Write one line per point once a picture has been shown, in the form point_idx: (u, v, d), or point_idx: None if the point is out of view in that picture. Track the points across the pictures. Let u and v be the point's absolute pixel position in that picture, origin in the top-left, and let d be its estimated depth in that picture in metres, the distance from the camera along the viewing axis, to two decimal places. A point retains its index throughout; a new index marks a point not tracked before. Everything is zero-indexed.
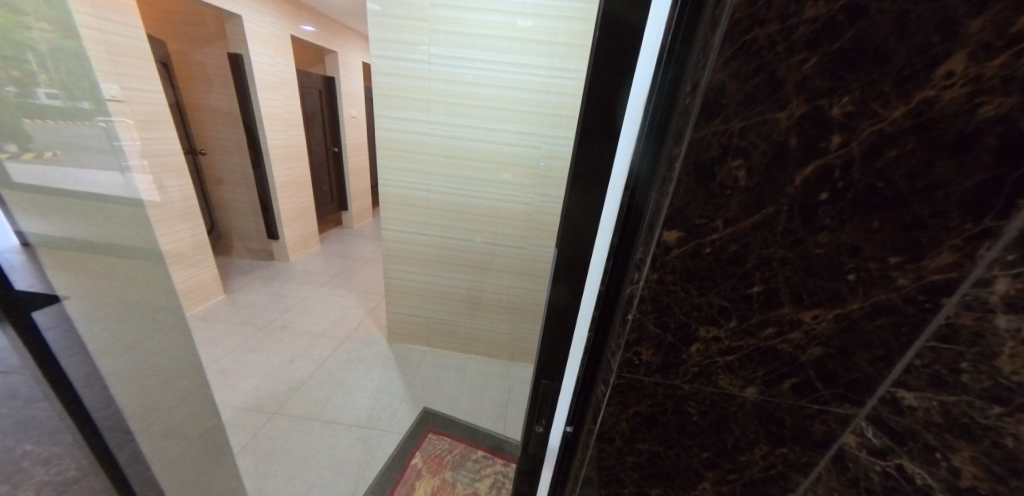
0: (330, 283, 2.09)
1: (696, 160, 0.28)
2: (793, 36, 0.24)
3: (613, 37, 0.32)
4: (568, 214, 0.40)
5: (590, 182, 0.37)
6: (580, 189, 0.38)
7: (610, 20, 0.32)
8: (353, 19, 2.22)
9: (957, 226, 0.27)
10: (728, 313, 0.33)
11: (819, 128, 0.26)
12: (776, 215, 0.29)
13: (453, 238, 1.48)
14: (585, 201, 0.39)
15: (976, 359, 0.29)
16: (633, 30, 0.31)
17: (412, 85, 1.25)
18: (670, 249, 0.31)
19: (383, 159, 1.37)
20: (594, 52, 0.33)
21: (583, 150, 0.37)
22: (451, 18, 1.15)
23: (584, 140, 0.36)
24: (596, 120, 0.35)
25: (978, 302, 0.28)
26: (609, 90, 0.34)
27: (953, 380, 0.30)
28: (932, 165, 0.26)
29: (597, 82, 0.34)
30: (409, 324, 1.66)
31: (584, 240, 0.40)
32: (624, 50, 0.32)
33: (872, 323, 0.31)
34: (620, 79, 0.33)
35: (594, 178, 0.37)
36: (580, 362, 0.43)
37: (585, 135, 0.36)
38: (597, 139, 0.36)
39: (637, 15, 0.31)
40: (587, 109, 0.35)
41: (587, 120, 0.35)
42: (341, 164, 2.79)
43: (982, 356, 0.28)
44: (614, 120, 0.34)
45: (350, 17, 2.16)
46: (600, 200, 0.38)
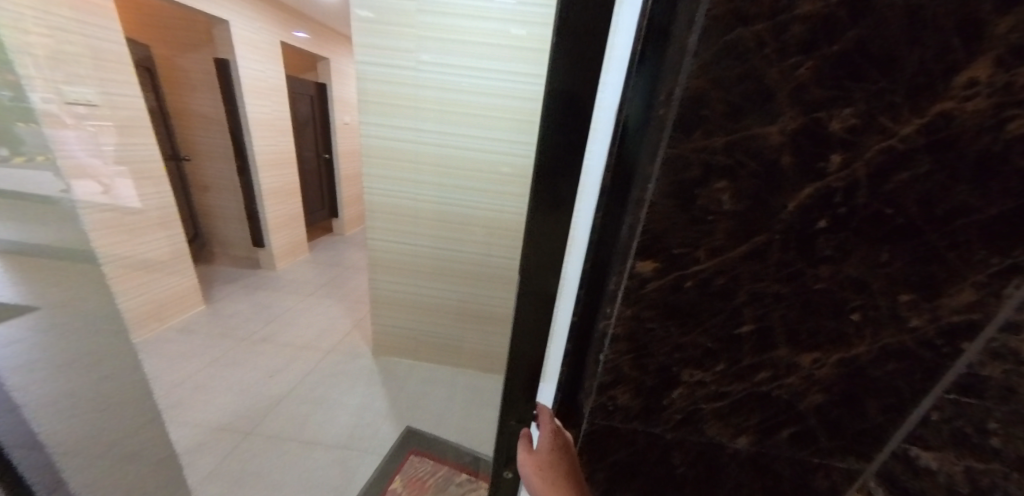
0: (317, 292, 2.03)
1: (674, 180, 0.24)
2: (785, 36, 0.20)
3: (578, 17, 0.24)
4: (529, 243, 0.32)
5: (553, 205, 0.30)
6: (542, 214, 0.31)
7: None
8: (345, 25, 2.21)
9: (981, 259, 0.23)
10: (716, 355, 0.28)
11: (818, 143, 0.22)
12: (768, 245, 0.25)
13: (442, 248, 1.44)
14: None
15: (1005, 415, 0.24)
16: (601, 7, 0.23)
17: (398, 92, 1.22)
18: (646, 282, 0.27)
19: (369, 168, 1.33)
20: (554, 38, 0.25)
21: (544, 166, 0.29)
22: (438, 24, 1.13)
23: (545, 153, 0.28)
24: (559, 127, 0.27)
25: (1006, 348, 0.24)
26: (574, 90, 0.26)
27: (977, 438, 0.26)
28: (949, 189, 0.22)
29: (558, 77, 0.26)
30: (396, 336, 1.61)
31: (548, 274, 0.33)
32: (591, 38, 0.25)
33: (882, 369, 0.27)
34: (588, 75, 0.25)
35: (558, 200, 0.30)
36: (553, 402, 0.38)
37: None
38: (560, 153, 0.28)
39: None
40: None
41: (548, 128, 0.27)
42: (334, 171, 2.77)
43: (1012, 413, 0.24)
44: None
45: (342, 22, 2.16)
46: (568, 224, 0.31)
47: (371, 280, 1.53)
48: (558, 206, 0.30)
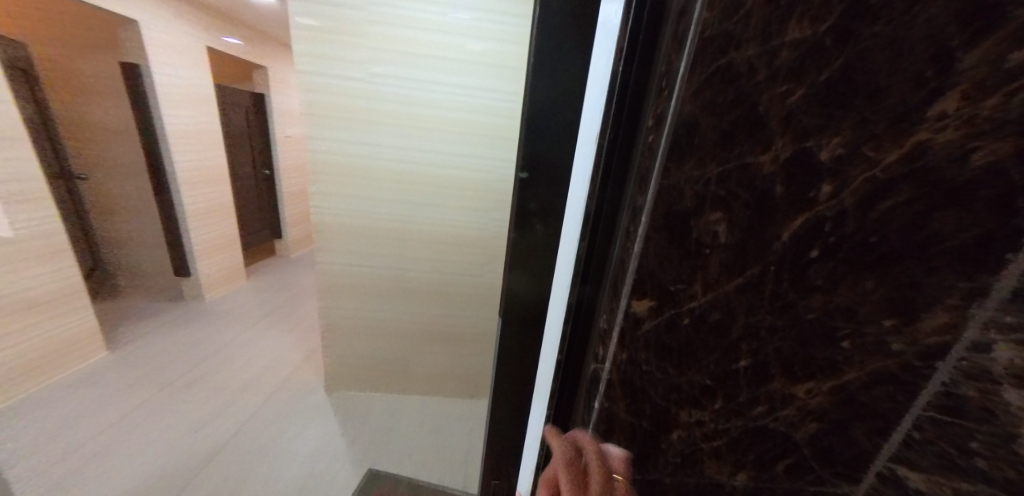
0: (259, 323, 1.81)
1: (668, 212, 0.22)
2: (776, 61, 0.19)
3: (568, 31, 0.24)
4: (514, 263, 0.31)
5: (540, 222, 0.29)
6: (536, 230, 0.30)
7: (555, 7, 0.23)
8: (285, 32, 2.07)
9: (950, 282, 0.23)
10: (714, 393, 0.27)
11: (807, 172, 0.21)
12: (762, 278, 0.23)
13: (403, 269, 1.35)
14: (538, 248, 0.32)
15: (982, 436, 0.24)
16: (580, 23, 0.23)
17: (351, 106, 1.14)
18: (640, 321, 0.25)
19: (318, 186, 1.22)
20: (533, 52, 0.24)
21: (526, 182, 0.28)
22: (387, 36, 1.07)
23: (528, 171, 0.27)
24: (542, 142, 0.27)
25: (974, 368, 0.24)
26: (558, 105, 0.25)
27: (960, 459, 0.25)
28: (930, 217, 0.22)
29: (540, 91, 0.25)
30: (355, 366, 1.48)
31: (533, 296, 0.32)
32: (574, 51, 0.24)
33: (870, 394, 0.28)
34: (570, 88, 0.25)
35: (545, 217, 0.29)
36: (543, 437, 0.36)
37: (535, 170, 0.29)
38: (545, 169, 0.27)
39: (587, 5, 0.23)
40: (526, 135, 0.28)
41: (531, 143, 0.27)
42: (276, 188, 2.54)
43: (989, 433, 0.24)
44: None
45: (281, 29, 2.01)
46: (555, 243, 0.30)
47: (323, 308, 1.39)
48: (545, 222, 0.29)
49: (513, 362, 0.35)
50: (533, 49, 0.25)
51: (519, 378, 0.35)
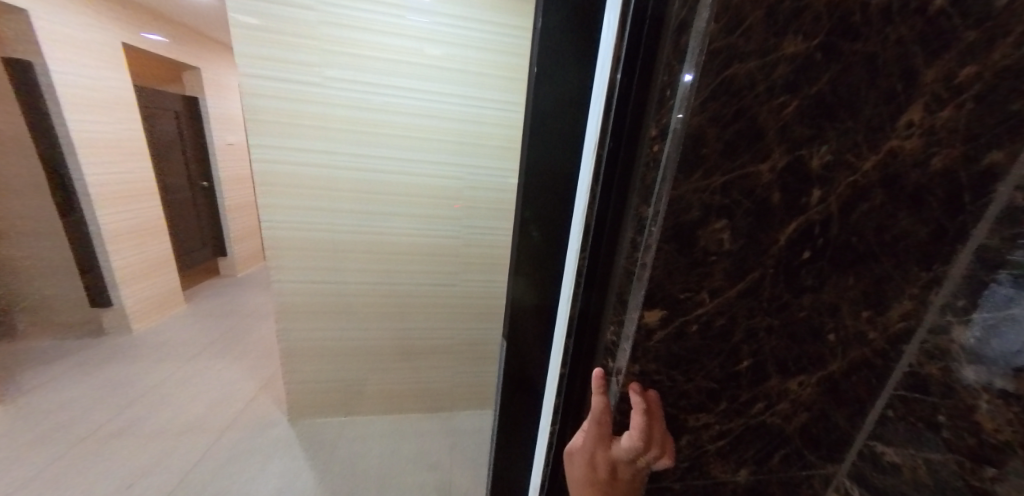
0: (201, 354, 1.61)
1: (676, 224, 0.22)
2: (774, 74, 0.20)
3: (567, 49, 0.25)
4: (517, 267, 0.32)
5: (542, 227, 0.30)
6: (536, 236, 0.30)
7: (555, 20, 0.25)
8: (219, 30, 1.90)
9: (915, 275, 0.27)
10: (718, 396, 0.27)
11: (800, 180, 0.22)
12: (760, 281, 0.24)
13: (370, 283, 1.28)
14: (540, 261, 0.31)
15: (948, 409, 0.27)
16: (579, 34, 0.25)
17: (303, 110, 1.05)
18: (651, 333, 0.24)
19: (266, 199, 1.11)
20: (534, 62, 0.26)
21: (529, 190, 0.29)
22: (341, 39, 1.01)
23: (530, 179, 0.29)
24: (543, 148, 0.28)
25: (934, 347, 0.27)
26: (558, 111, 0.27)
27: (932, 435, 0.28)
28: (897, 217, 0.25)
29: (541, 99, 0.27)
30: (320, 391, 1.37)
31: (536, 300, 0.32)
32: (574, 62, 0.26)
33: (850, 381, 0.30)
34: (571, 96, 0.26)
35: (547, 223, 0.30)
36: (548, 454, 0.35)
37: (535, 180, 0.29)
38: (547, 177, 0.28)
39: (585, 18, 0.25)
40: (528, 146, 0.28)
41: (534, 149, 0.28)
42: (215, 201, 2.29)
43: (953, 406, 0.27)
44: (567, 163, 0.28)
45: (215, 27, 1.85)
46: (557, 247, 0.30)
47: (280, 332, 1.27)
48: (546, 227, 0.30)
49: (517, 370, 0.35)
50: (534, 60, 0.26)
51: (529, 388, 0.36)
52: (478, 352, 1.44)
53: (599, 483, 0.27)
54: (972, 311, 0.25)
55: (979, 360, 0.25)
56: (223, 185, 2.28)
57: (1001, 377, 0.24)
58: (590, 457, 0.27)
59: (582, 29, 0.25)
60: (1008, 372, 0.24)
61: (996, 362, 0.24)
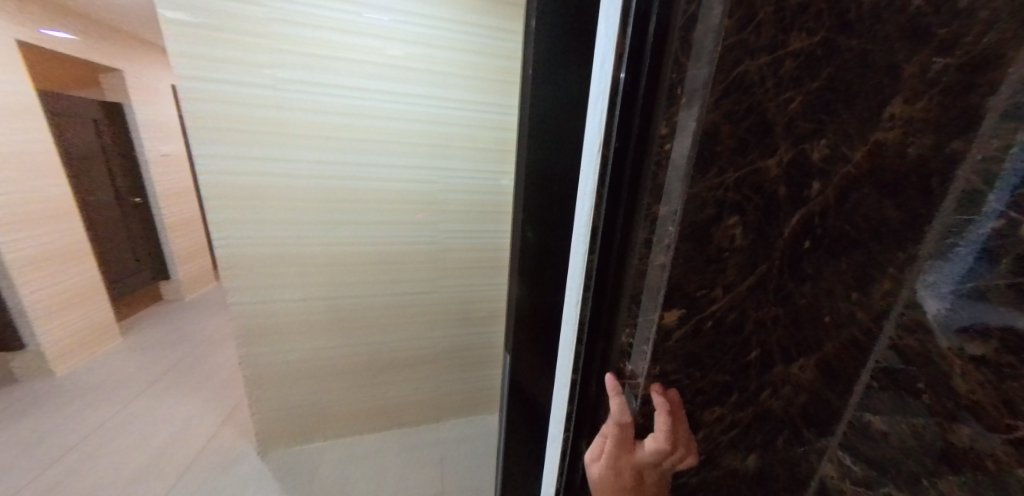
0: (147, 391, 1.43)
1: (692, 223, 0.22)
2: (781, 71, 0.20)
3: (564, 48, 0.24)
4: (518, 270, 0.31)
5: (542, 230, 0.29)
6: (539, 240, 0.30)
7: (549, 15, 0.24)
8: (147, 28, 1.71)
9: (893, 248, 0.27)
10: (730, 387, 0.28)
11: (803, 174, 0.23)
12: (769, 273, 0.25)
13: (343, 297, 1.21)
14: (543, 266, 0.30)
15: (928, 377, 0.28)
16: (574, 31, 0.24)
17: (256, 114, 0.96)
18: (670, 333, 0.24)
19: (217, 213, 1.00)
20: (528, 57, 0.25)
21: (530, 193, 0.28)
22: (295, 37, 0.94)
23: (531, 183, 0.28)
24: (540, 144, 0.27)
25: (910, 319, 0.28)
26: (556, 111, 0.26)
27: (916, 402, 0.29)
28: (882, 205, 0.27)
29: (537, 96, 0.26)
30: (294, 417, 1.27)
31: (540, 303, 0.32)
32: (573, 61, 0.25)
33: (839, 358, 0.32)
34: (569, 97, 0.26)
35: (550, 226, 0.29)
36: (563, 461, 0.35)
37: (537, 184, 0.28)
38: (549, 180, 0.28)
39: (580, 13, 0.24)
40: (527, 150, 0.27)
41: (532, 151, 0.27)
42: (152, 218, 2.06)
43: (932, 375, 0.27)
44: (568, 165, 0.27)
45: (140, 24, 1.65)
46: (560, 249, 0.30)
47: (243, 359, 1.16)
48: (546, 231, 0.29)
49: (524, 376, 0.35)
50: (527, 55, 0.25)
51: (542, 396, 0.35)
52: (463, 357, 1.41)
53: (624, 489, 0.26)
54: (944, 280, 0.25)
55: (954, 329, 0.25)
56: (161, 200, 2.05)
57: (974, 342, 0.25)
58: (612, 462, 0.26)
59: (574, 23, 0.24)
60: (982, 339, 0.24)
61: (970, 328, 0.25)
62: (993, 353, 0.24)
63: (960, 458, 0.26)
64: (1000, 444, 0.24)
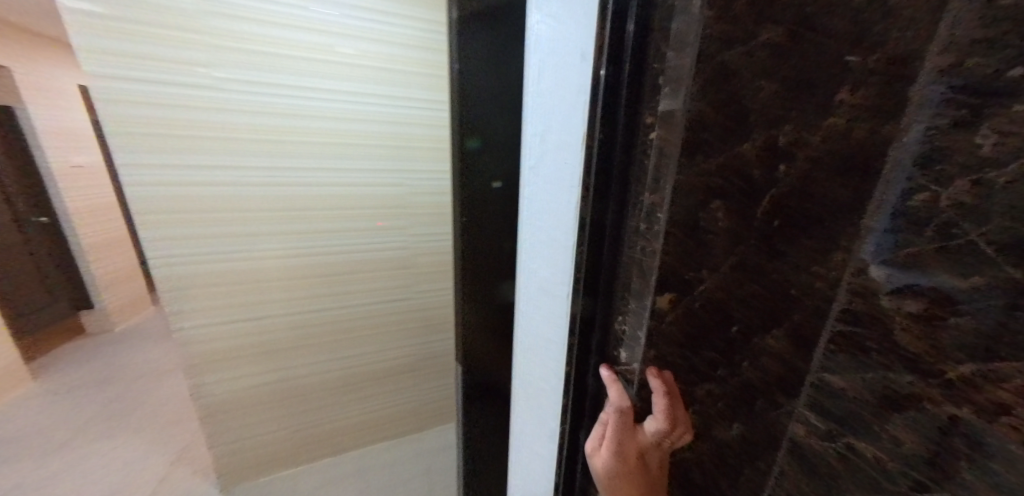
0: (75, 439, 1.25)
1: (683, 208, 0.22)
2: (755, 59, 0.21)
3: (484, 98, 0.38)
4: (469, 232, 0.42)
5: (482, 219, 0.42)
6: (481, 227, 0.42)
7: (471, 74, 0.36)
8: (42, 19, 1.46)
9: (843, 224, 0.30)
10: (718, 361, 0.30)
11: (775, 157, 0.25)
12: (747, 252, 0.27)
13: (309, 311, 1.14)
14: (485, 245, 0.43)
15: (875, 336, 0.32)
16: (493, 86, 0.38)
17: (194, 117, 0.86)
18: (665, 317, 0.25)
19: (153, 230, 0.89)
20: (461, 91, 0.37)
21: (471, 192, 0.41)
22: (236, 33, 0.85)
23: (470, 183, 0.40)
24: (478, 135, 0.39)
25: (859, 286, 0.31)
26: (484, 109, 0.38)
27: (868, 359, 0.33)
28: (831, 181, 0.29)
29: (471, 118, 0.38)
30: (263, 445, 1.18)
31: (489, 273, 0.44)
32: (494, 107, 0.39)
33: (800, 324, 0.35)
34: (494, 129, 0.40)
35: (487, 217, 0.43)
36: (562, 451, 0.35)
37: (473, 186, 0.41)
38: (481, 185, 0.41)
39: (499, 79, 0.38)
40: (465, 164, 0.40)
41: (471, 163, 0.40)
42: (66, 239, 1.79)
43: (877, 333, 0.32)
44: (494, 178, 0.42)
45: (33, 15, 1.41)
46: (494, 232, 0.43)
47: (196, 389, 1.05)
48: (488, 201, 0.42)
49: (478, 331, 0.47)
50: (460, 87, 0.37)
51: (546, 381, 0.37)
52: (441, 363, 1.41)
53: (631, 471, 0.27)
54: (884, 249, 0.30)
55: (894, 292, 0.30)
56: (74, 218, 1.78)
57: (909, 301, 0.30)
58: (619, 445, 0.27)
59: (493, 81, 0.38)
60: (917, 296, 0.29)
61: (907, 289, 0.29)
62: (928, 307, 0.29)
63: (902, 401, 0.31)
64: (934, 385, 0.29)
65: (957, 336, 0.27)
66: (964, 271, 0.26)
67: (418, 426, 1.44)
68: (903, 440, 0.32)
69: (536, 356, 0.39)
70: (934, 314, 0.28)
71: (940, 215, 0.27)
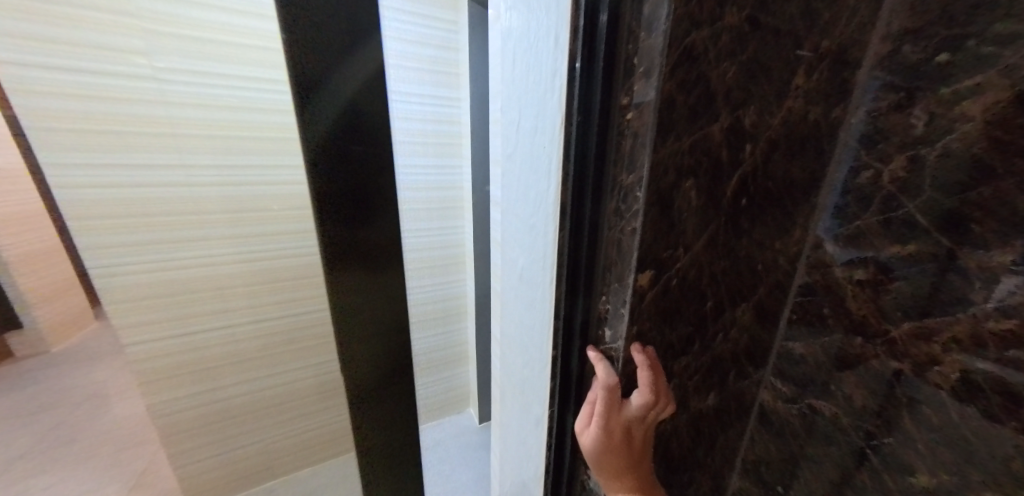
0: (11, 471, 1.12)
1: (658, 189, 0.23)
2: (719, 42, 0.22)
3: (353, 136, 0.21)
4: (365, 374, 0.26)
5: (381, 337, 0.26)
6: (388, 351, 0.27)
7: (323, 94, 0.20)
8: None
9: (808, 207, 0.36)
10: (693, 336, 0.32)
11: (739, 138, 0.26)
12: (717, 230, 0.28)
13: (278, 318, 1.07)
14: (392, 364, 0.28)
15: (830, 302, 0.36)
16: (359, 100, 0.21)
17: (126, 111, 0.76)
18: (644, 295, 0.26)
19: (90, 237, 0.80)
20: (307, 124, 0.19)
21: (354, 299, 0.24)
22: (190, 21, 0.75)
23: (352, 295, 0.24)
24: (346, 200, 0.22)
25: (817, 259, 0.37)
26: (352, 139, 0.21)
27: (824, 324, 0.37)
28: (789, 162, 0.31)
29: (337, 166, 0.21)
30: (241, 457, 1.15)
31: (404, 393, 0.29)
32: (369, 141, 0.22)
33: (766, 299, 0.37)
34: (369, 184, 0.23)
35: (389, 330, 0.27)
36: (549, 433, 0.36)
37: (354, 287, 0.24)
38: (371, 280, 0.25)
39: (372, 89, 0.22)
40: (335, 258, 0.23)
41: (349, 255, 0.23)
42: None
43: (831, 300, 0.36)
44: (377, 263, 0.25)
45: None
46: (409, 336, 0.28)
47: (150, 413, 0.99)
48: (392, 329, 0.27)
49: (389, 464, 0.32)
50: (304, 121, 0.19)
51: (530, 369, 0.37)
52: None
53: (617, 446, 0.28)
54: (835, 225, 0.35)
55: (843, 262, 0.35)
56: None
57: (857, 271, 0.34)
58: (605, 423, 0.27)
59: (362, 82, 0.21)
60: (864, 265, 0.34)
61: (853, 259, 0.34)
62: (872, 272, 0.33)
63: (852, 359, 0.36)
64: (878, 342, 0.34)
65: (894, 296, 0.32)
66: (901, 240, 0.31)
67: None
68: (854, 396, 0.36)
69: (521, 345, 0.39)
70: (877, 277, 0.33)
71: (883, 191, 0.32)
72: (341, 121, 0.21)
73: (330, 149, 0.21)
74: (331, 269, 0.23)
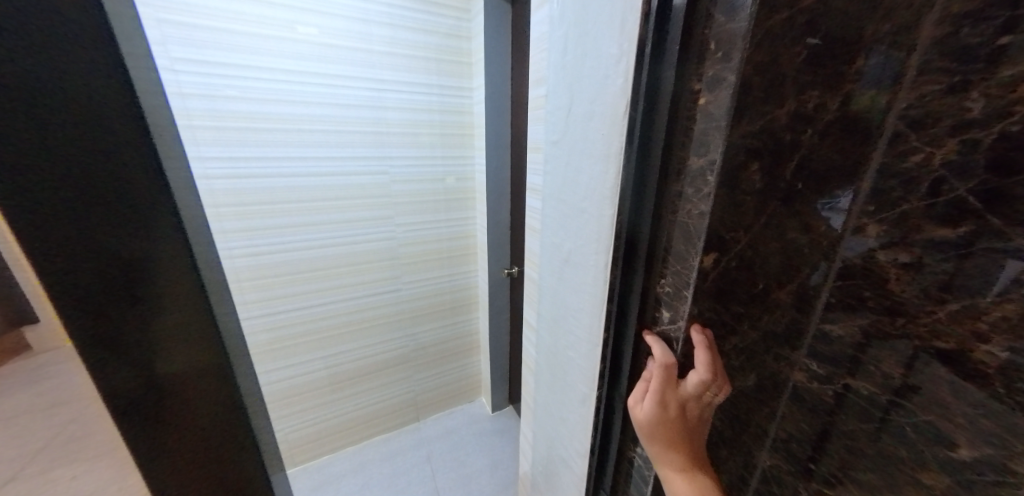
0: None
1: (728, 171, 0.24)
2: (793, 26, 0.23)
3: (89, 208, 0.23)
4: (154, 437, 0.28)
5: (158, 393, 0.28)
6: (173, 408, 0.29)
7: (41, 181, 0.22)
8: None
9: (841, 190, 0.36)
10: (742, 318, 0.33)
11: (800, 121, 0.26)
12: (772, 213, 0.29)
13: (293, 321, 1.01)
14: (202, 413, 0.30)
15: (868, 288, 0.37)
16: (88, 175, 0.23)
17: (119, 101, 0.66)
18: (706, 275, 0.27)
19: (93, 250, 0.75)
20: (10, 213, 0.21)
21: (107, 366, 0.25)
22: None
23: (102, 359, 0.25)
24: (70, 279, 0.23)
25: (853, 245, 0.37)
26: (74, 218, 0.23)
27: (856, 307, 0.38)
28: None
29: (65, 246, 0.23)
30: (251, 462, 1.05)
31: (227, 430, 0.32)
32: (110, 212, 0.24)
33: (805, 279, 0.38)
34: (124, 255, 0.25)
35: (175, 380, 0.29)
36: (596, 408, 0.38)
37: (110, 354, 0.25)
38: (131, 345, 0.26)
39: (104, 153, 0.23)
40: (78, 329, 0.24)
41: (98, 325, 0.25)
42: None
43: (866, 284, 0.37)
44: (155, 320, 0.27)
45: None
46: (219, 375, 0.31)
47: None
48: (182, 368, 0.29)
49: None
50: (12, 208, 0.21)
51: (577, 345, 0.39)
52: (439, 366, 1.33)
53: (672, 419, 0.29)
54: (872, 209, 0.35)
55: (879, 243, 0.35)
56: None
57: (901, 254, 0.34)
58: (661, 397, 0.29)
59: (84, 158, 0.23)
60: (908, 248, 0.34)
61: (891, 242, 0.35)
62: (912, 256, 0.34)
63: (884, 340, 0.37)
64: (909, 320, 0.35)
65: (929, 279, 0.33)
66: (951, 220, 0.31)
67: (415, 407, 1.58)
68: (892, 374, 0.37)
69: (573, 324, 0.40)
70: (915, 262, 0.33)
71: (932, 173, 0.31)
72: (62, 204, 0.22)
73: (62, 251, 0.23)
74: (80, 340, 0.24)
